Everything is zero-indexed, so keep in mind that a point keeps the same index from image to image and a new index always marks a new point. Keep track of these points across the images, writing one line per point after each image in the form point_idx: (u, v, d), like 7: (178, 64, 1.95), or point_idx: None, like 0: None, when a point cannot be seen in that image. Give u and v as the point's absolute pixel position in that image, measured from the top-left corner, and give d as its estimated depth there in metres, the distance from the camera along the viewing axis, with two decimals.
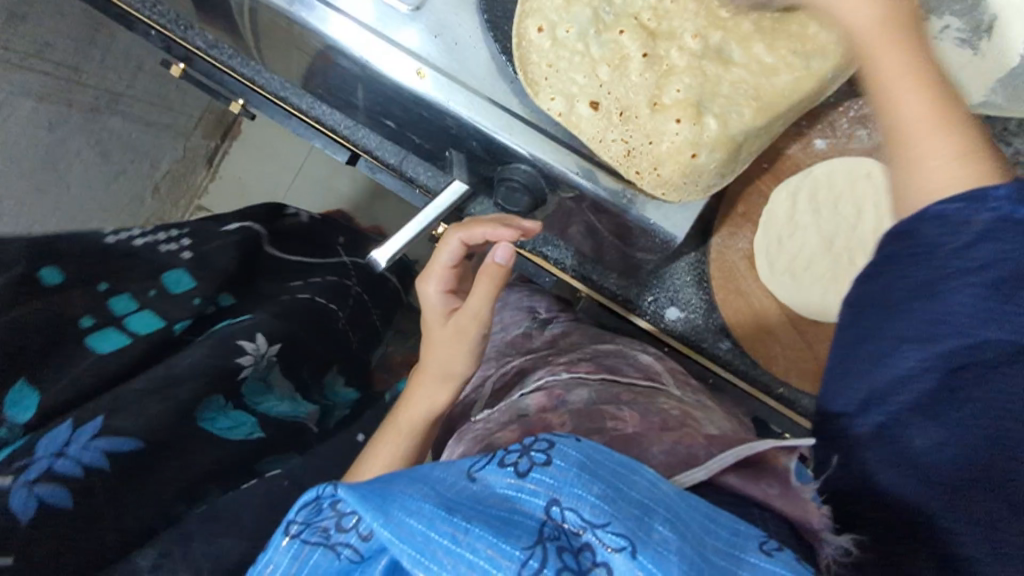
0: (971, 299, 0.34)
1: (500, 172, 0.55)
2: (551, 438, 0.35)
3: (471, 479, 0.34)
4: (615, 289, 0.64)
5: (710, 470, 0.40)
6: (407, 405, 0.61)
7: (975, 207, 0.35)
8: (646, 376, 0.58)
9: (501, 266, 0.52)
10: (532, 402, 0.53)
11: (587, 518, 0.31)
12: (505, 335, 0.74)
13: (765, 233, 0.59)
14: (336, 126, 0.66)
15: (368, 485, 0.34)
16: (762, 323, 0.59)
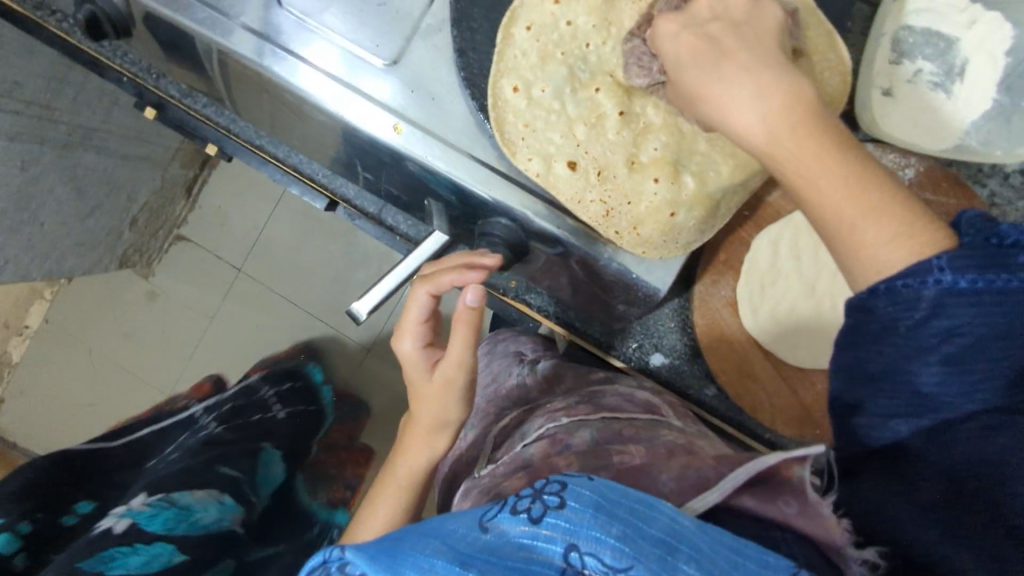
0: (936, 372, 0.35)
1: (482, 226, 0.54)
2: (563, 481, 0.36)
3: (483, 529, 0.35)
4: (599, 335, 0.64)
5: (722, 492, 0.35)
6: (404, 457, 0.61)
7: (881, 300, 0.37)
8: (646, 411, 0.57)
9: (474, 311, 0.51)
10: (535, 451, 0.53)
11: (608, 563, 0.31)
12: (498, 385, 0.73)
13: (747, 281, 0.58)
14: (314, 173, 0.65)
15: (379, 545, 0.36)
16: (747, 370, 0.59)
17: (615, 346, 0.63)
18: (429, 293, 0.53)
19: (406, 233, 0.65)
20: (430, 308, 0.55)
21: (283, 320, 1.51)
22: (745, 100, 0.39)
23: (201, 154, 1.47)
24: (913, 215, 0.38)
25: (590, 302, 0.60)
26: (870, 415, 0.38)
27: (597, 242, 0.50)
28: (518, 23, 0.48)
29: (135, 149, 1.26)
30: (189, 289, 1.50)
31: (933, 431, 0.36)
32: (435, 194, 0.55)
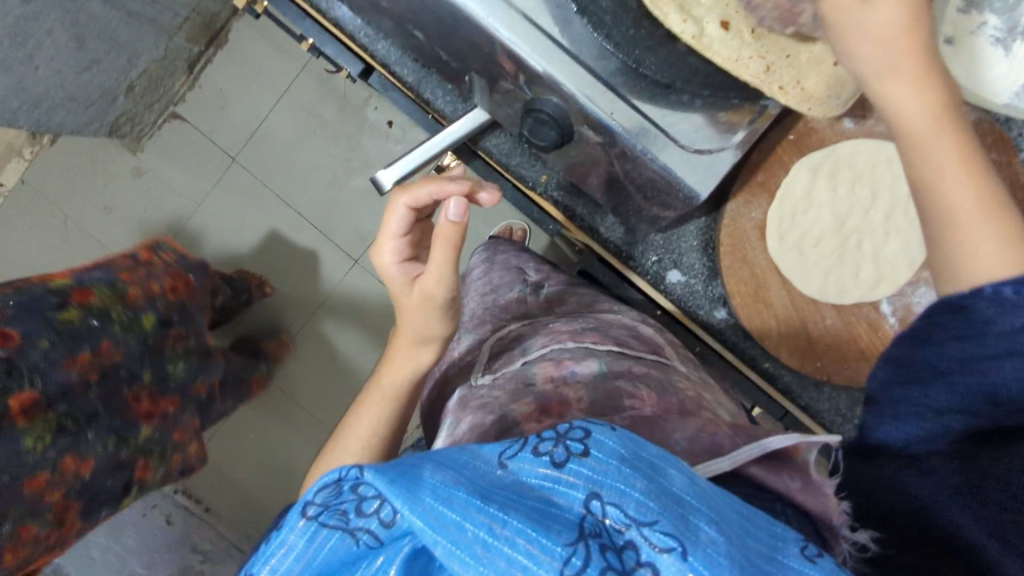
0: (1010, 370, 0.38)
1: (527, 105, 0.52)
2: (587, 426, 0.33)
3: (500, 467, 0.33)
4: (620, 243, 0.63)
5: (735, 462, 0.37)
6: (389, 366, 0.60)
7: (984, 301, 0.40)
8: (651, 349, 0.58)
9: (456, 226, 0.48)
10: (539, 371, 0.52)
11: (633, 515, 0.29)
12: (496, 297, 0.71)
13: (780, 206, 0.58)
14: (354, 31, 0.62)
15: (397, 466, 0.33)
16: (762, 297, 0.59)
17: (635, 254, 0.63)
18: (407, 206, 0.51)
19: (442, 110, 0.63)
20: (411, 224, 0.53)
21: (270, 217, 1.45)
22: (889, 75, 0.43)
23: (209, 30, 1.39)
24: (1006, 218, 0.41)
25: (625, 204, 0.59)
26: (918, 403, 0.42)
27: (660, 144, 0.50)
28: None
29: (143, 8, 1.17)
30: (179, 170, 1.45)
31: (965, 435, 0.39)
32: (486, 66, 0.53)
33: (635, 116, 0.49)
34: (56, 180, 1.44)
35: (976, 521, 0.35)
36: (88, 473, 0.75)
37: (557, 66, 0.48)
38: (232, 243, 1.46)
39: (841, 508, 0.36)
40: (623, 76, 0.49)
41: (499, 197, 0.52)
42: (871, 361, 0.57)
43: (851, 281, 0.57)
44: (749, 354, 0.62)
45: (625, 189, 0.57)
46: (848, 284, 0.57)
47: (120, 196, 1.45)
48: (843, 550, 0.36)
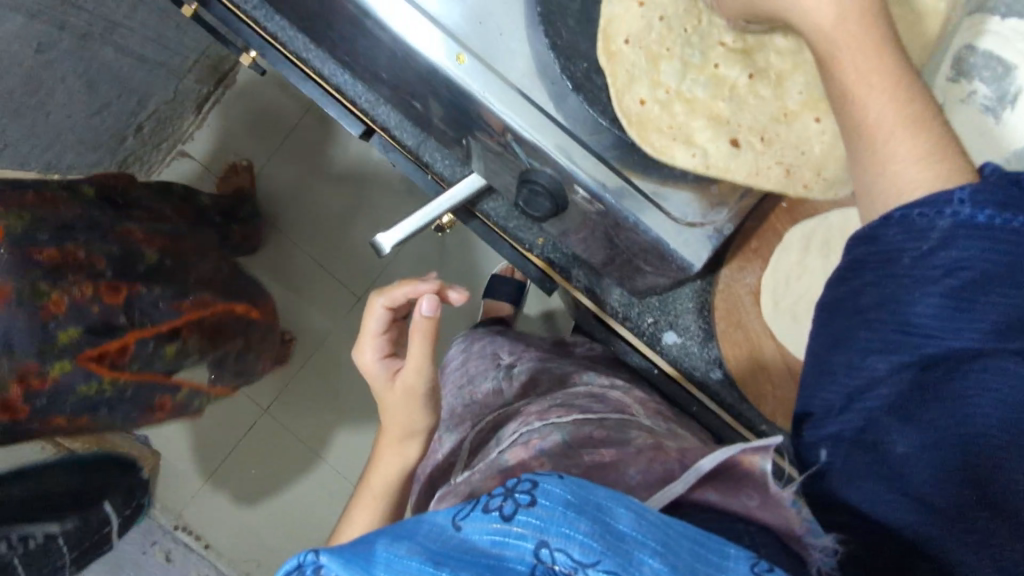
0: (935, 304, 0.37)
1: (524, 174, 0.53)
2: (535, 477, 0.34)
3: (456, 528, 0.33)
4: (616, 305, 0.63)
5: (685, 482, 0.39)
6: (376, 465, 0.60)
7: (892, 227, 0.39)
8: (617, 409, 0.58)
9: (430, 319, 0.51)
10: (510, 457, 0.52)
11: (579, 559, 0.30)
12: (473, 389, 0.72)
13: (773, 273, 0.59)
14: (356, 96, 0.63)
15: (354, 545, 0.33)
16: (757, 361, 0.59)
17: (630, 317, 0.63)
18: (386, 306, 0.55)
19: (440, 173, 0.64)
20: (387, 322, 0.56)
21: (274, 267, 1.46)
22: None
23: (218, 73, 1.42)
24: (929, 130, 0.39)
25: (625, 271, 0.59)
26: (849, 351, 0.41)
27: (642, 205, 0.50)
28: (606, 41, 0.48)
29: (153, 53, 1.20)
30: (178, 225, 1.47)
31: (917, 392, 0.38)
32: (480, 135, 0.55)
33: (605, 171, 0.50)
34: None
35: (966, 546, 0.34)
36: (105, 267, 0.71)
37: (553, 141, 0.49)
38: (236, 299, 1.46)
39: (803, 515, 0.37)
40: (619, 151, 0.50)
41: (468, 296, 0.54)
42: None
43: None
44: (747, 417, 0.60)
45: (622, 254, 0.57)
46: None
47: None
48: (818, 560, 0.37)
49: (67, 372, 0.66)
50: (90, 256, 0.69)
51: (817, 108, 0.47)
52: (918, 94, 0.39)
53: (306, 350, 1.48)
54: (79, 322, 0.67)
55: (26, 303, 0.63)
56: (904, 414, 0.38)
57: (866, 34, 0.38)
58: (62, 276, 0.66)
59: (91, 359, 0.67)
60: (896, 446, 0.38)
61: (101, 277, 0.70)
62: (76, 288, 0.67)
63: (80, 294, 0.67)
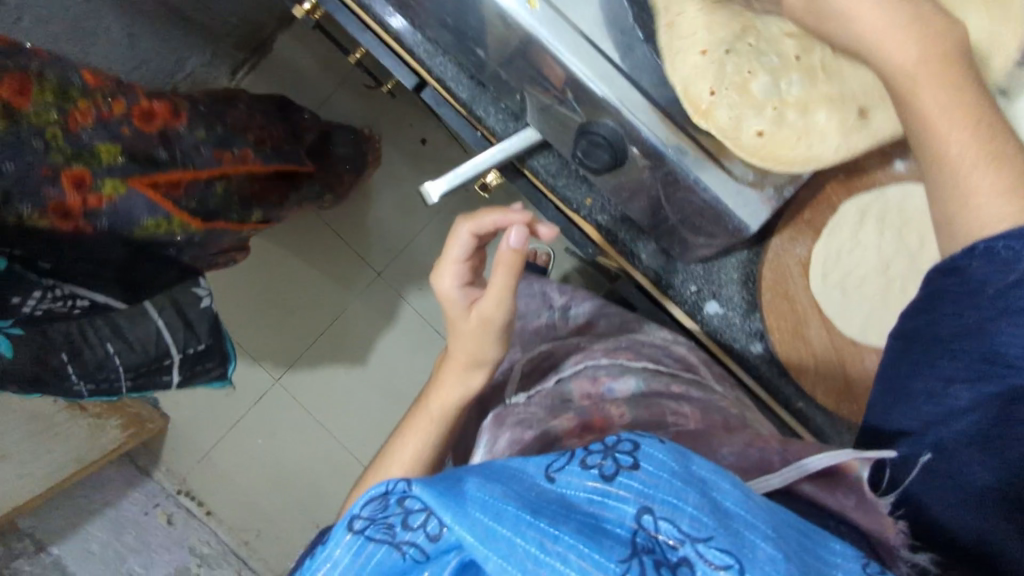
0: (1020, 334, 0.40)
1: (583, 126, 0.52)
2: (635, 439, 0.34)
3: (550, 480, 0.34)
4: (661, 271, 0.63)
5: (786, 478, 0.38)
6: (438, 389, 0.60)
7: (976, 258, 0.42)
8: (686, 368, 0.59)
9: (517, 252, 0.50)
10: (575, 387, 0.56)
11: (686, 531, 0.30)
12: (525, 322, 0.71)
13: (826, 245, 0.58)
14: (413, 46, 0.63)
15: (441, 481, 0.35)
16: (802, 336, 0.58)
17: (675, 285, 0.62)
18: (471, 233, 0.53)
19: (492, 128, 0.64)
20: (471, 250, 0.55)
21: (310, 233, 1.47)
22: (914, 40, 0.43)
23: (255, 40, 1.42)
24: (1012, 167, 0.42)
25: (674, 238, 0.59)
26: (929, 380, 0.44)
27: (702, 163, 0.50)
28: (661, 15, 0.48)
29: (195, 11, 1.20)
30: None
31: (995, 427, 0.41)
32: (537, 87, 0.55)
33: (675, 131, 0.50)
34: None
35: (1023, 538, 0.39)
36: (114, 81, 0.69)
37: (619, 93, 0.49)
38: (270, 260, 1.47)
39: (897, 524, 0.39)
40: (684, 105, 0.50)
41: (556, 233, 0.53)
42: None
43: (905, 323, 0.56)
44: (783, 393, 0.60)
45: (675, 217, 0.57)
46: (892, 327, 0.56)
47: None
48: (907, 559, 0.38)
49: (120, 194, 0.65)
50: (118, 82, 0.70)
51: (838, 104, 0.49)
52: (1001, 138, 0.43)
53: (335, 320, 1.48)
54: (115, 141, 0.66)
55: (50, 104, 0.61)
56: (986, 446, 0.41)
57: (943, 86, 0.43)
58: (93, 91, 0.66)
59: (145, 182, 0.67)
60: (968, 474, 0.41)
61: (133, 101, 0.70)
62: (106, 106, 0.66)
63: (105, 111, 0.66)
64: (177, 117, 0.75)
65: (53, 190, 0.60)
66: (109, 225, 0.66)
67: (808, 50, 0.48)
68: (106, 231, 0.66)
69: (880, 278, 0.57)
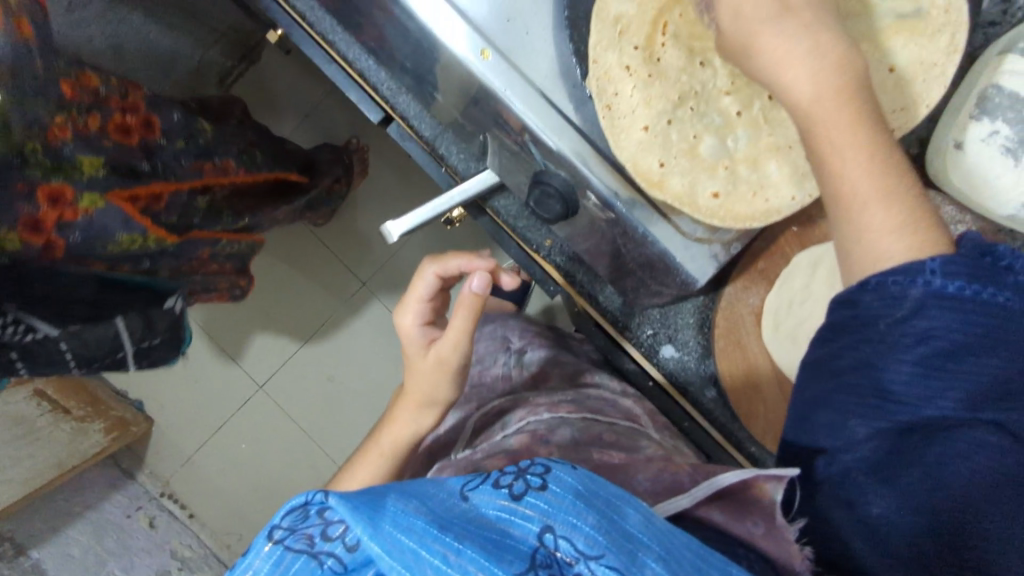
0: (907, 371, 0.39)
1: (536, 175, 0.52)
2: (546, 466, 0.36)
3: (463, 499, 0.35)
4: (619, 312, 0.63)
5: (693, 500, 0.41)
6: (391, 426, 0.60)
7: (869, 293, 0.40)
8: (626, 417, 0.61)
9: (478, 296, 0.51)
10: (517, 441, 0.54)
11: (581, 549, 0.31)
12: (481, 371, 0.72)
13: (779, 294, 0.58)
14: (377, 84, 0.63)
15: (361, 496, 0.34)
16: (753, 381, 0.59)
17: (630, 328, 0.62)
18: (435, 275, 0.55)
19: (455, 167, 0.64)
20: (435, 292, 0.57)
21: (299, 245, 1.47)
22: (813, 70, 0.39)
23: (244, 47, 1.41)
24: (906, 199, 0.40)
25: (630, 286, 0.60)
26: (831, 412, 0.44)
27: (650, 216, 0.50)
28: (595, 98, 0.46)
29: (183, 22, 1.19)
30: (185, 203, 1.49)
31: (894, 459, 0.40)
32: (495, 129, 0.55)
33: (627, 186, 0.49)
34: None
35: None
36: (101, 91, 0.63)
37: (569, 145, 0.49)
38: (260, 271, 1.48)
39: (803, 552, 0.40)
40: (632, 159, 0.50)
41: (518, 283, 0.56)
42: None
43: None
44: (737, 437, 0.61)
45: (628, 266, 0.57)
46: None
47: None
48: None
49: (99, 209, 0.60)
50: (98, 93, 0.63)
51: (786, 155, 0.45)
52: (898, 167, 0.40)
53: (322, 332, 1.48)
54: (96, 154, 0.61)
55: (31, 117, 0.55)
56: (885, 476, 0.40)
57: (840, 115, 0.39)
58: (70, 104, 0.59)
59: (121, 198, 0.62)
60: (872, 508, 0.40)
61: (107, 112, 0.63)
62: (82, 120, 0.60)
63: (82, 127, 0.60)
64: (155, 127, 0.69)
65: (28, 207, 0.55)
66: (80, 239, 0.60)
67: (749, 104, 0.46)
68: (78, 245, 0.60)
69: None
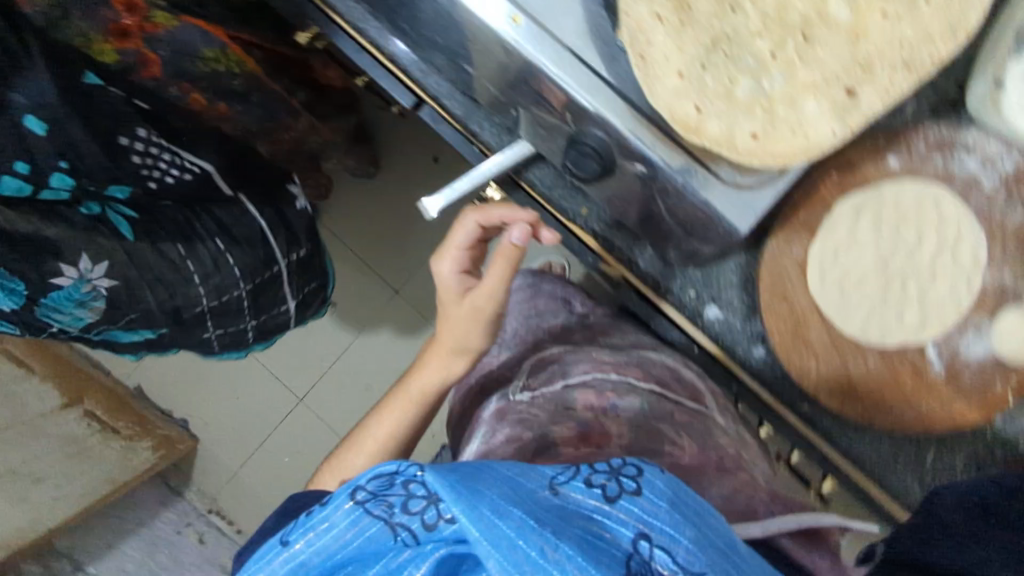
0: None
1: (573, 136, 0.55)
2: (637, 465, 0.39)
3: (555, 492, 0.36)
4: (659, 276, 0.63)
5: (765, 529, 0.47)
6: (421, 374, 0.66)
7: None
8: (691, 396, 0.67)
9: (515, 249, 0.55)
10: (579, 398, 0.62)
11: (680, 564, 0.33)
12: (541, 322, 0.79)
13: (822, 244, 0.58)
14: (410, 67, 0.65)
15: (451, 470, 0.35)
16: (802, 334, 0.59)
17: (672, 289, 0.63)
18: (478, 222, 0.60)
19: (488, 142, 0.66)
20: (473, 238, 0.61)
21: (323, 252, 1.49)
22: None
23: None
24: None
25: (674, 246, 0.60)
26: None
27: (689, 167, 0.50)
28: (629, 49, 0.46)
29: None
30: None
31: None
32: (535, 108, 0.56)
33: (668, 144, 0.49)
34: None
35: None
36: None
37: (603, 100, 0.50)
38: None
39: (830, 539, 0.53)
40: (658, 122, 0.49)
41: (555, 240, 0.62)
42: (915, 407, 0.57)
43: (908, 317, 0.55)
44: (788, 396, 0.63)
45: (668, 226, 0.58)
46: (890, 326, 0.56)
47: None
48: None
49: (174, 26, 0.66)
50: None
51: (824, 92, 0.45)
52: None
53: (339, 342, 1.50)
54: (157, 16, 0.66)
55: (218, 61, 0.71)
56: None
57: None
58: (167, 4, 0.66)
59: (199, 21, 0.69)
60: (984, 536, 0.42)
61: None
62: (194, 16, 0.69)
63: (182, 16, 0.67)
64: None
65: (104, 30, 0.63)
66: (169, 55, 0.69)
67: (784, 43, 0.45)
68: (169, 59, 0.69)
69: (878, 276, 0.56)
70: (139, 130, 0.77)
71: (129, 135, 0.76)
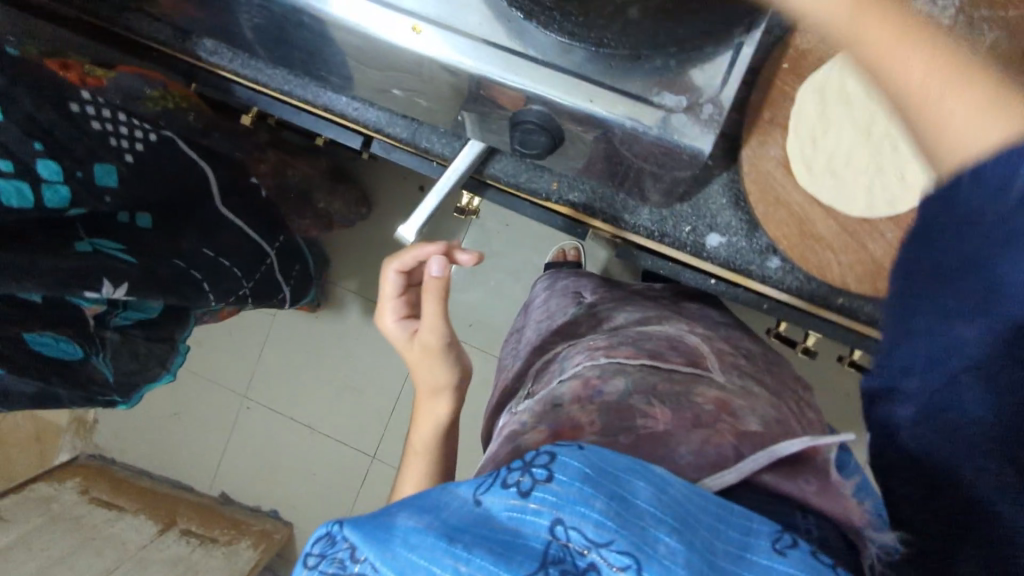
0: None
1: (512, 118, 0.53)
2: (552, 450, 0.35)
3: (477, 503, 0.34)
4: (651, 224, 0.62)
5: (740, 472, 0.39)
6: (415, 427, 0.64)
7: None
8: (689, 361, 0.58)
9: (440, 280, 0.54)
10: (567, 390, 0.52)
11: (591, 537, 0.31)
12: (551, 323, 0.77)
13: (796, 136, 0.55)
14: (345, 109, 0.65)
15: (376, 518, 0.34)
16: (810, 231, 0.56)
17: (668, 232, 0.61)
18: (397, 270, 0.59)
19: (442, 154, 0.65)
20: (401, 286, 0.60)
21: (343, 314, 1.49)
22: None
23: None
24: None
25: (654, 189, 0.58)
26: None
27: (633, 107, 0.49)
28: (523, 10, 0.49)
29: None
30: (238, 326, 1.56)
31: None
32: (476, 107, 0.55)
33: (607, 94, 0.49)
34: (166, 448, 1.64)
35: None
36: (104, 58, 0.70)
37: (526, 73, 0.49)
38: (320, 350, 1.52)
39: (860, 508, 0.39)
40: (587, 76, 0.49)
41: (476, 258, 0.54)
42: None
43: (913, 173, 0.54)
44: (818, 294, 0.59)
45: (639, 173, 0.57)
46: (895, 190, 0.54)
47: (208, 414, 1.60)
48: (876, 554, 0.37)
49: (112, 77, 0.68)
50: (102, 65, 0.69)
51: None
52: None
53: (389, 393, 1.49)
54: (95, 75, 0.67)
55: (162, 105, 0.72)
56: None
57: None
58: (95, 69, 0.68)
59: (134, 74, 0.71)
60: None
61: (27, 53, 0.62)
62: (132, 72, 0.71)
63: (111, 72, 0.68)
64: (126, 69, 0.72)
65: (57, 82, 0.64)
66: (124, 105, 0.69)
67: None
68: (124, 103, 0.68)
69: (862, 146, 0.55)
70: (81, 91, 0.62)
71: (77, 99, 0.61)
